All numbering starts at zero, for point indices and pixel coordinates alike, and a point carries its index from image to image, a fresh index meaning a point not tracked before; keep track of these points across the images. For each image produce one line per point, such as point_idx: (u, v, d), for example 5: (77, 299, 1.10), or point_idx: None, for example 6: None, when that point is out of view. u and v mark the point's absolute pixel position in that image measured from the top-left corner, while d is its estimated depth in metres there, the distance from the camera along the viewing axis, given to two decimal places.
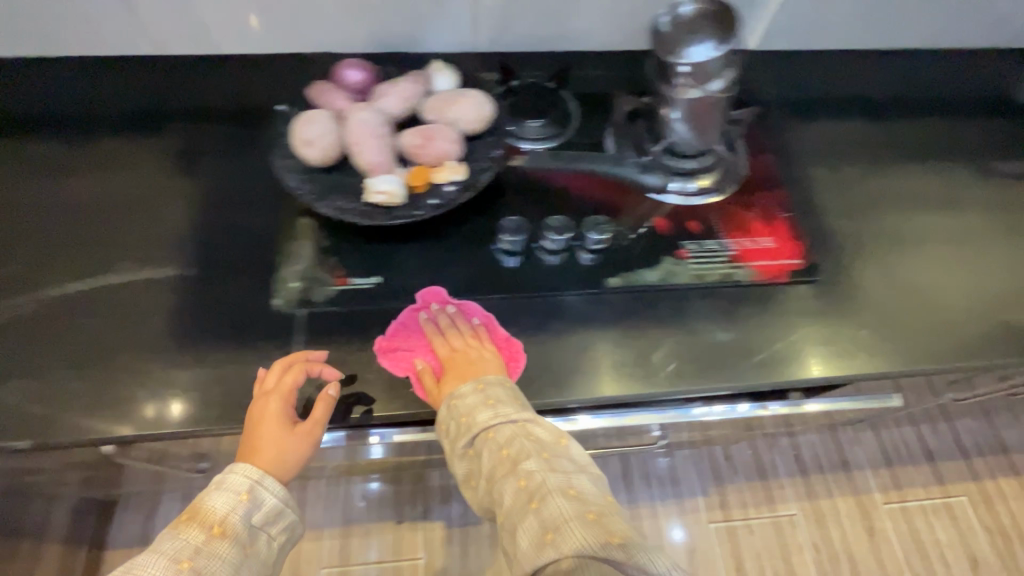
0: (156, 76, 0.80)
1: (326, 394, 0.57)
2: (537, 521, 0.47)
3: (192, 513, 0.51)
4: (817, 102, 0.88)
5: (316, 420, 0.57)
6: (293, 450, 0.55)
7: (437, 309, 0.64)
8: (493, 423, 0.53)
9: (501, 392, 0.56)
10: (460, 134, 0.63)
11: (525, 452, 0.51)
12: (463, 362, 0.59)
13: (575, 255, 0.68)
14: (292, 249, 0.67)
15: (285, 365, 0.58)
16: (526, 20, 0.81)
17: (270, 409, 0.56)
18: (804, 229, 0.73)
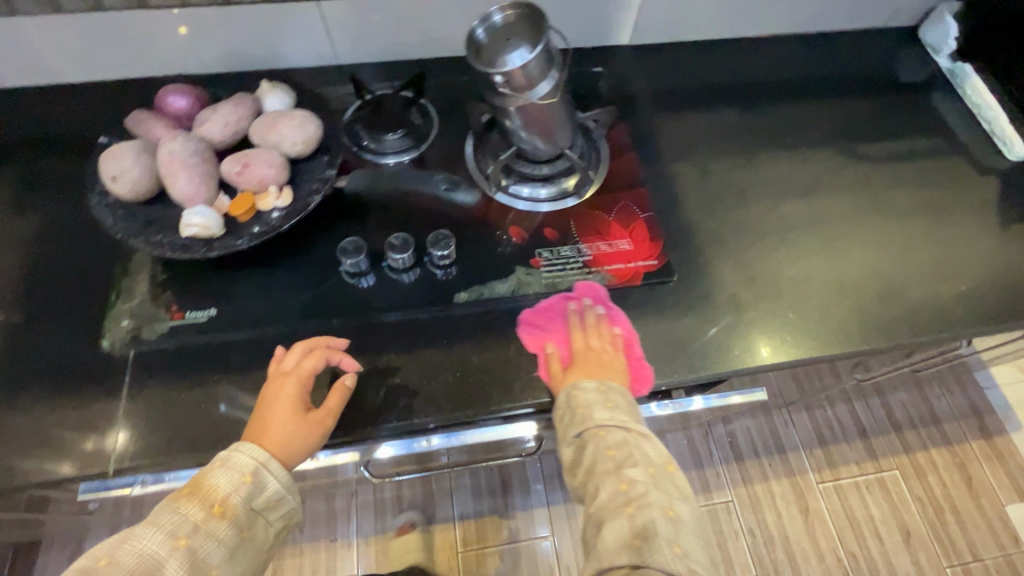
0: None
1: (342, 384, 0.58)
2: (624, 522, 0.49)
3: (195, 488, 0.49)
4: (686, 95, 0.87)
5: (331, 409, 0.57)
6: (302, 437, 0.55)
7: (586, 305, 0.65)
8: (606, 421, 0.56)
9: (617, 398, 0.58)
10: (246, 170, 0.59)
11: (634, 461, 0.53)
12: (591, 359, 0.61)
13: (428, 271, 0.67)
14: (128, 284, 0.64)
15: (306, 349, 0.59)
16: (378, 30, 0.79)
17: (284, 394, 0.56)
18: (663, 227, 0.73)
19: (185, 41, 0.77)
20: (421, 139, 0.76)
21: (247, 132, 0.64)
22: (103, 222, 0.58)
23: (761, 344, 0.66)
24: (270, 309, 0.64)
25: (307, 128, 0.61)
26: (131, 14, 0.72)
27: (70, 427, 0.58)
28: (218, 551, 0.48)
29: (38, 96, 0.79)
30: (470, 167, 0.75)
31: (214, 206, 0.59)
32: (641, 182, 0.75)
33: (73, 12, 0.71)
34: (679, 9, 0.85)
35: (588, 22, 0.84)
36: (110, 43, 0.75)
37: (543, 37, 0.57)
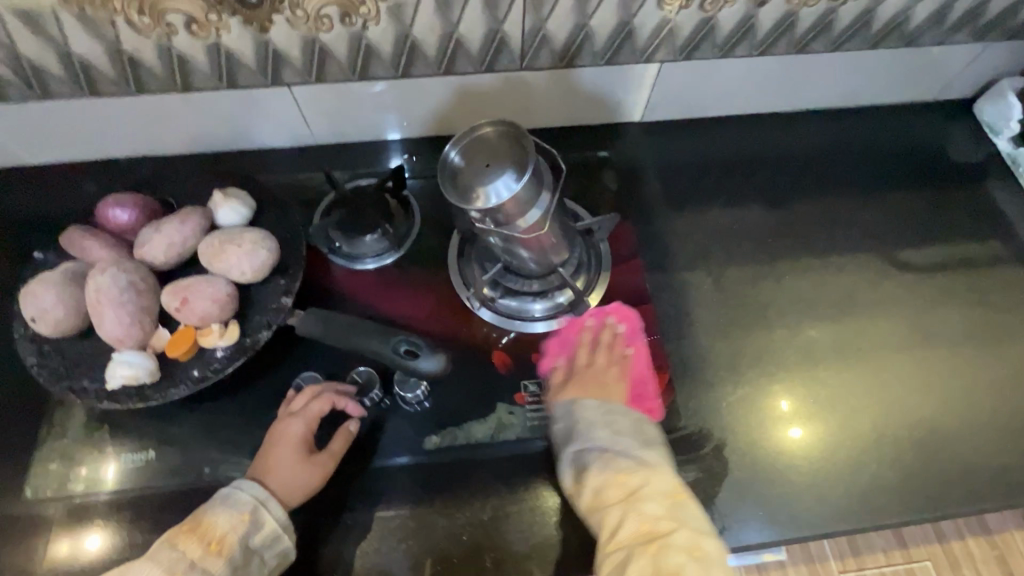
0: None
1: (347, 430, 0.54)
2: (646, 563, 0.45)
3: (195, 524, 0.47)
4: (703, 184, 0.76)
5: (333, 453, 0.53)
6: (304, 481, 0.51)
7: (609, 322, 0.63)
8: (611, 441, 0.53)
9: (619, 421, 0.55)
10: (184, 306, 0.52)
11: (647, 493, 0.49)
12: (592, 382, 0.58)
13: (395, 408, 0.59)
14: (59, 417, 0.57)
15: (314, 390, 0.55)
16: (359, 113, 0.71)
17: (289, 434, 0.52)
18: (670, 356, 0.63)
19: (147, 125, 0.69)
20: (398, 240, 0.68)
21: (195, 251, 0.56)
22: (26, 362, 0.51)
23: (778, 396, 0.62)
24: (214, 452, 0.56)
25: (258, 256, 0.54)
26: (83, 103, 0.65)
27: None
28: None
29: None
30: (453, 275, 0.67)
31: (149, 345, 0.52)
32: (645, 297, 0.66)
33: (18, 101, 0.64)
34: (696, 88, 0.75)
35: (591, 101, 0.75)
36: (66, 129, 0.68)
37: (528, 162, 0.49)
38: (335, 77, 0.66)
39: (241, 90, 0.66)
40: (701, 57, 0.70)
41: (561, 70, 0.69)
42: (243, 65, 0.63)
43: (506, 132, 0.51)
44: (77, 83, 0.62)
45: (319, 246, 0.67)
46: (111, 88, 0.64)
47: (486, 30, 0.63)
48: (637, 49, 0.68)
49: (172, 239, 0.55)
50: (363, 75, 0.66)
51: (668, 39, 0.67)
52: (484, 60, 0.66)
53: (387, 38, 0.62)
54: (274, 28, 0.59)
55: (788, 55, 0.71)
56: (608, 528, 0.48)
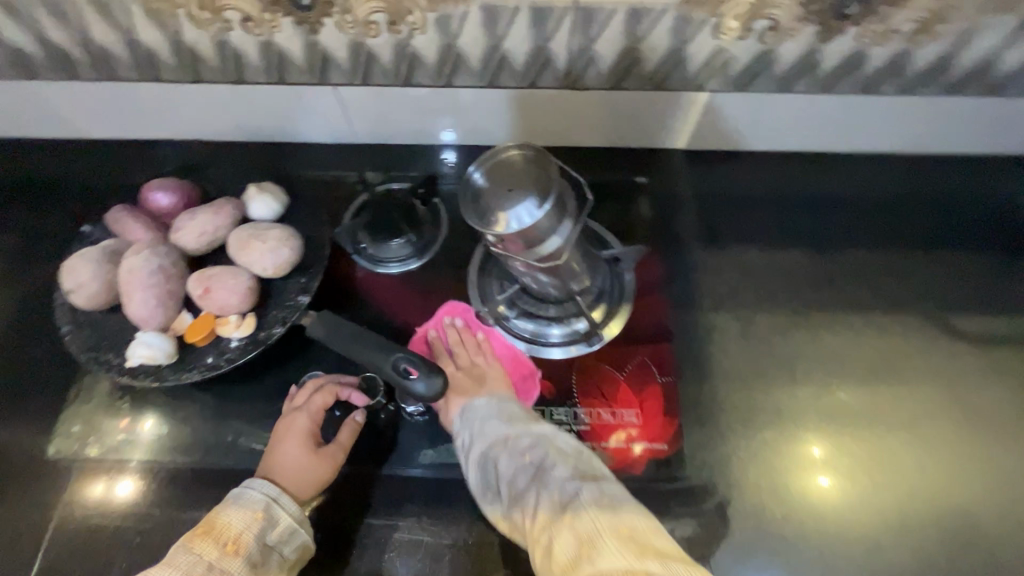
0: None
1: (351, 420, 0.56)
2: (566, 534, 0.45)
3: (208, 527, 0.47)
4: (744, 222, 0.73)
5: (341, 444, 0.55)
6: (314, 474, 0.53)
7: (447, 323, 0.65)
8: (510, 430, 0.53)
9: (508, 407, 0.56)
10: (206, 294, 0.53)
11: (551, 464, 0.50)
12: (470, 385, 0.59)
13: (395, 418, 0.59)
14: (89, 383, 0.60)
15: (315, 385, 0.57)
16: (400, 117, 0.72)
17: (295, 430, 0.54)
18: (683, 400, 0.61)
19: (202, 112, 0.73)
20: (423, 247, 0.68)
21: (225, 240, 0.58)
22: (62, 328, 0.54)
23: (811, 442, 0.59)
24: (221, 435, 0.58)
25: (281, 253, 0.55)
26: (145, 86, 0.68)
27: (6, 538, 0.56)
28: None
29: (54, 149, 0.77)
30: (472, 288, 0.67)
31: (170, 328, 0.54)
32: (665, 335, 0.64)
33: (89, 80, 0.68)
34: (748, 120, 0.71)
35: (635, 125, 0.72)
36: (128, 109, 0.72)
37: (551, 190, 0.48)
38: (379, 81, 0.67)
39: (289, 87, 0.68)
40: (757, 90, 0.67)
41: (606, 92, 0.67)
42: (293, 63, 0.65)
43: (532, 159, 0.50)
44: (140, 67, 0.66)
45: (345, 246, 0.68)
46: (171, 75, 0.67)
47: (532, 47, 0.62)
48: (688, 76, 0.65)
49: (204, 228, 0.57)
50: (407, 81, 0.66)
51: (721, 68, 0.64)
52: (528, 76, 0.65)
53: (432, 47, 0.62)
54: (325, 30, 0.60)
55: (853, 95, 0.66)
56: (528, 514, 0.48)
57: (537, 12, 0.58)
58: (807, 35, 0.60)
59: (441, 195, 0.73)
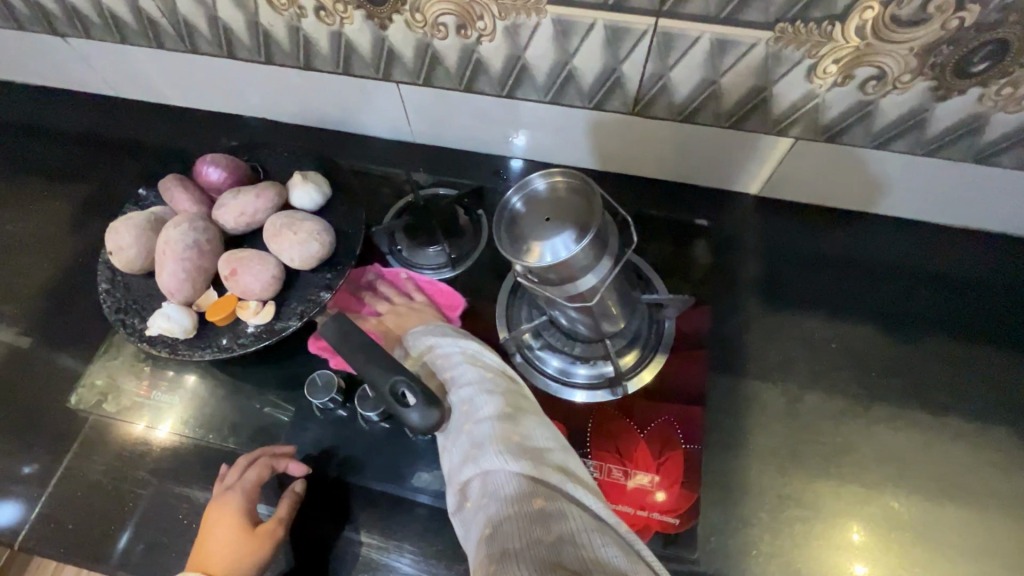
0: (80, 119, 0.81)
1: (289, 496, 0.53)
2: (462, 438, 0.42)
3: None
4: (809, 284, 0.66)
5: (280, 520, 0.52)
6: (251, 558, 0.50)
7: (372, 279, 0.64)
8: (440, 346, 0.50)
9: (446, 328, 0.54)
10: (230, 276, 0.53)
11: (466, 374, 0.46)
12: (422, 317, 0.58)
13: (396, 431, 0.56)
14: (118, 340, 0.62)
15: (246, 461, 0.54)
16: (459, 121, 0.70)
17: (227, 512, 0.51)
18: (705, 472, 0.55)
19: (268, 91, 0.74)
20: (456, 258, 0.66)
21: (263, 224, 0.58)
22: (99, 286, 0.56)
23: (843, 530, 0.53)
24: (227, 415, 0.59)
25: (309, 247, 0.54)
26: (220, 61, 0.70)
27: (19, 478, 0.58)
28: None
29: (135, 110, 0.81)
30: (499, 311, 0.63)
31: (194, 303, 0.55)
32: (697, 396, 0.58)
33: (172, 50, 0.70)
34: (831, 174, 0.64)
35: (703, 162, 0.67)
36: (204, 81, 0.75)
37: (593, 225, 0.44)
38: (441, 84, 0.65)
39: (354, 78, 0.67)
40: (847, 144, 0.59)
41: (676, 124, 0.62)
42: (359, 56, 0.64)
43: (579, 188, 0.46)
44: (218, 43, 0.67)
45: (380, 246, 0.67)
46: (244, 53, 0.68)
47: (602, 67, 0.58)
48: (770, 119, 0.59)
49: (243, 208, 0.57)
50: (469, 87, 0.64)
51: (810, 115, 0.57)
52: (594, 97, 0.62)
53: (498, 56, 0.59)
54: (393, 26, 0.59)
55: (965, 163, 0.58)
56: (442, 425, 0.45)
57: (613, 32, 0.54)
58: (918, 91, 0.52)
59: (484, 208, 0.70)
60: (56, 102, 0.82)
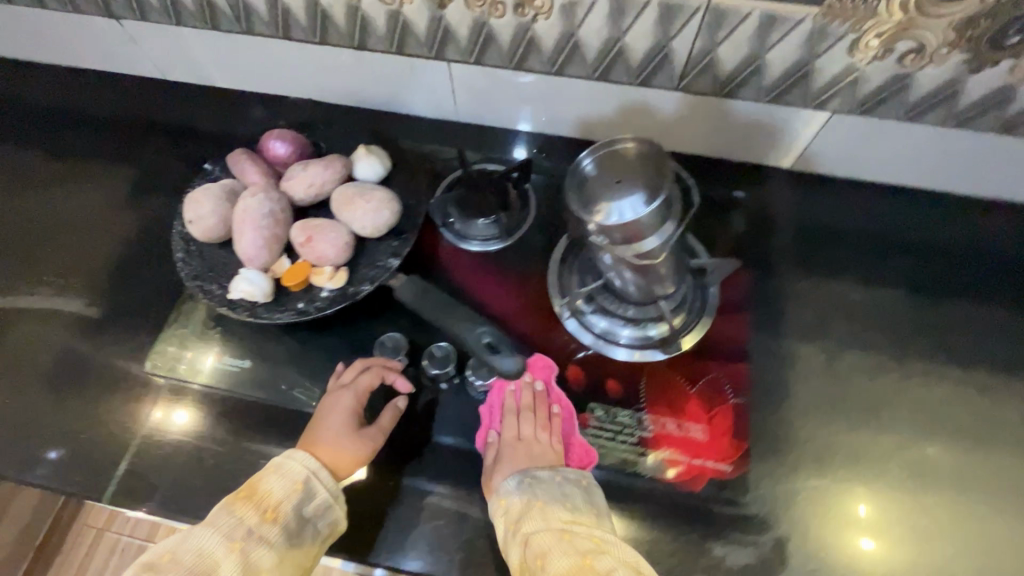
0: (124, 99, 0.82)
1: (393, 405, 0.57)
2: None
3: (250, 491, 0.50)
4: (842, 251, 0.69)
5: (382, 426, 0.56)
6: (354, 451, 0.54)
7: (526, 381, 0.58)
8: (574, 527, 0.48)
9: (572, 494, 0.51)
10: (306, 243, 0.56)
11: (610, 566, 0.44)
12: (540, 462, 0.54)
13: (460, 391, 0.60)
14: (186, 310, 0.65)
15: (365, 365, 0.58)
16: (505, 100, 0.73)
17: (341, 405, 0.55)
18: (753, 424, 0.58)
19: (317, 72, 0.76)
20: (507, 231, 0.69)
21: (330, 196, 0.61)
22: (174, 254, 0.59)
23: (885, 475, 0.56)
24: (296, 378, 0.61)
25: (381, 214, 0.57)
26: (275, 42, 0.72)
27: (97, 440, 0.60)
28: (269, 556, 0.47)
29: (180, 91, 0.82)
30: (551, 278, 0.66)
31: (270, 269, 0.57)
32: (742, 355, 0.61)
33: (227, 31, 0.73)
34: (863, 147, 0.67)
35: (741, 135, 0.70)
36: (253, 62, 0.77)
37: (663, 189, 0.47)
38: (493, 62, 0.68)
39: (405, 57, 0.70)
40: (882, 116, 0.63)
41: (718, 98, 0.65)
42: (414, 35, 0.67)
43: (649, 157, 0.49)
44: (274, 24, 0.70)
45: (433, 219, 0.70)
46: (298, 33, 0.70)
47: (653, 43, 0.61)
48: (809, 93, 0.62)
49: (314, 181, 0.60)
50: (519, 65, 0.67)
51: (848, 89, 0.61)
52: (641, 74, 0.65)
53: (552, 33, 0.62)
54: (452, 5, 0.62)
55: (991, 135, 0.61)
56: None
57: (666, 9, 0.57)
58: (953, 63, 0.56)
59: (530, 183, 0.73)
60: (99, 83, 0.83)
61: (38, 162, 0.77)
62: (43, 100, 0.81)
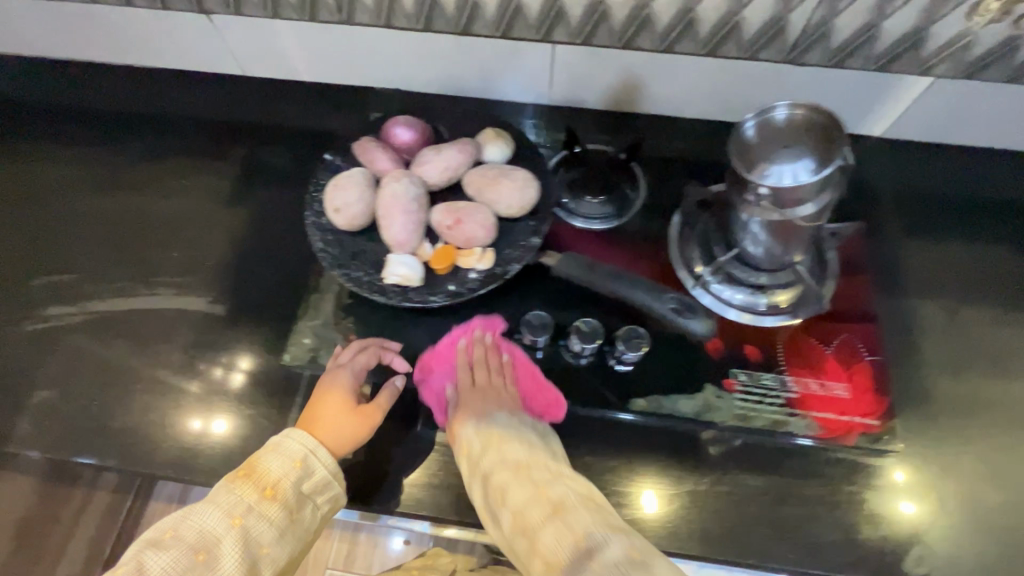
0: (209, 97, 0.80)
1: (391, 384, 0.59)
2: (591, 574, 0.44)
3: (249, 470, 0.51)
4: (949, 213, 0.71)
5: (379, 405, 0.58)
6: (354, 427, 0.56)
7: (475, 337, 0.62)
8: (530, 465, 0.53)
9: (528, 432, 0.56)
10: (455, 226, 0.56)
11: (567, 501, 0.49)
12: (493, 405, 0.58)
13: (604, 364, 0.61)
14: (315, 302, 0.65)
15: (361, 344, 0.60)
16: (605, 80, 0.74)
17: (338, 385, 0.57)
18: (892, 379, 0.60)
19: (413, 61, 0.76)
20: (622, 208, 0.70)
21: (462, 179, 0.62)
22: (314, 244, 0.58)
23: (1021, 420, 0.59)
24: (439, 362, 0.62)
25: (527, 194, 0.58)
26: (374, 31, 0.72)
27: (245, 437, 0.60)
28: (269, 531, 0.49)
29: (264, 86, 0.81)
30: (672, 251, 0.68)
31: (416, 254, 0.58)
32: (870, 315, 0.63)
33: (324, 22, 0.72)
34: (965, 111, 0.69)
35: (842, 105, 0.72)
36: (346, 53, 0.76)
37: (834, 157, 0.49)
38: (601, 42, 0.69)
39: (511, 41, 0.70)
40: (988, 79, 0.65)
41: (825, 69, 0.67)
42: (525, 18, 0.67)
43: (816, 124, 0.51)
44: (377, 13, 0.70)
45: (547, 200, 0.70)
46: (402, 21, 0.70)
47: (770, 16, 0.62)
48: (918, 59, 0.64)
49: (448, 165, 0.60)
50: (628, 44, 0.68)
51: (958, 53, 0.63)
52: (752, 47, 0.66)
53: (668, 10, 0.64)
54: None
55: None
56: (537, 545, 0.48)
57: None
58: None
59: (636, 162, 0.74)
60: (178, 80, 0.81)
61: (131, 164, 0.75)
62: (123, 102, 0.79)
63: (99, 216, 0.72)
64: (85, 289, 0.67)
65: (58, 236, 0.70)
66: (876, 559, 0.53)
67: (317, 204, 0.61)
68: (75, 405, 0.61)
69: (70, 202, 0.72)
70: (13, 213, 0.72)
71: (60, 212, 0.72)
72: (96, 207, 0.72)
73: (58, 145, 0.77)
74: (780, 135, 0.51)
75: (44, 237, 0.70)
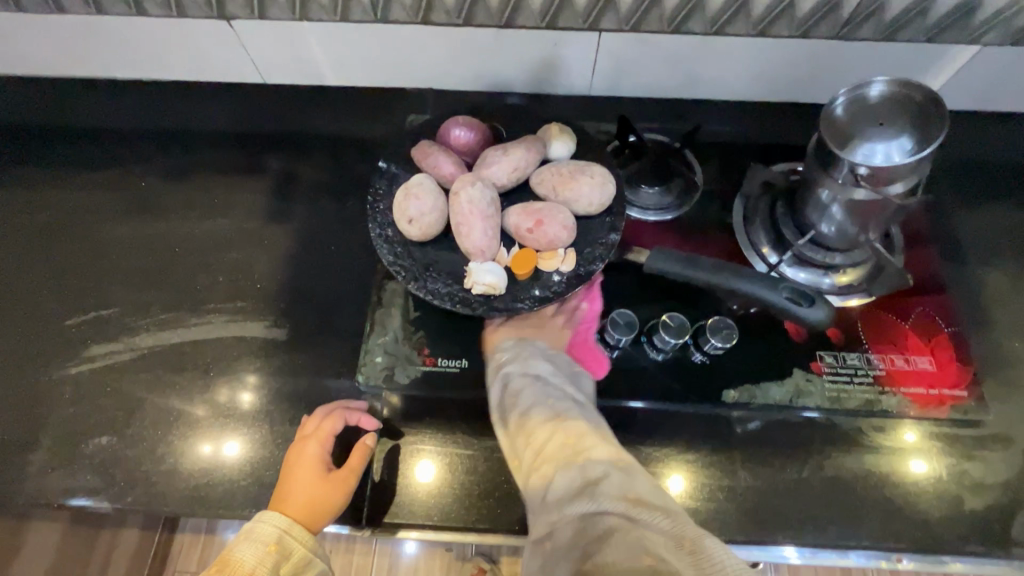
0: (230, 107, 0.75)
1: (363, 445, 0.56)
2: (574, 474, 0.41)
3: (223, 564, 0.51)
4: (996, 179, 0.72)
5: (352, 469, 0.55)
6: (329, 499, 0.53)
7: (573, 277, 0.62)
8: (549, 381, 0.52)
9: (562, 360, 0.56)
10: (537, 228, 0.54)
11: (574, 416, 0.47)
12: (542, 332, 0.58)
13: (688, 358, 0.60)
14: (381, 318, 0.61)
15: (325, 411, 0.57)
16: (650, 67, 0.72)
17: (305, 456, 0.54)
18: (971, 348, 0.61)
19: (448, 57, 0.72)
20: (683, 197, 0.69)
21: (529, 178, 0.59)
22: (384, 258, 0.55)
23: None
24: None
25: (606, 189, 0.56)
26: (408, 28, 0.68)
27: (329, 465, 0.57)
28: None
29: (287, 93, 0.76)
30: (738, 236, 0.67)
31: (495, 261, 0.55)
32: (942, 286, 0.64)
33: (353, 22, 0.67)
34: (1010, 77, 0.69)
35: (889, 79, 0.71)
36: (375, 53, 0.72)
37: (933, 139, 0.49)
38: (650, 28, 0.66)
39: (555, 32, 0.67)
40: None
41: (876, 43, 0.66)
42: (571, 8, 0.64)
43: (911, 105, 0.51)
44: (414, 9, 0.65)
45: None
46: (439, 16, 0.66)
47: None
48: (969, 29, 0.64)
49: (518, 164, 0.57)
50: (679, 28, 0.65)
51: (1009, 20, 0.62)
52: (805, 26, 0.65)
53: None
54: None
55: None
56: (535, 445, 0.46)
57: None
58: None
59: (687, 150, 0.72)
60: (193, 92, 0.75)
61: (157, 186, 0.70)
62: (138, 119, 0.74)
63: (132, 245, 0.67)
64: (128, 325, 0.63)
65: (91, 269, 0.66)
66: (976, 526, 0.55)
67: (380, 216, 0.57)
68: (137, 450, 0.57)
69: (99, 233, 0.68)
70: (35, 249, 0.67)
71: (88, 244, 0.67)
72: (127, 235, 0.67)
73: (74, 172, 0.71)
74: (875, 114, 0.51)
75: (77, 272, 0.66)
